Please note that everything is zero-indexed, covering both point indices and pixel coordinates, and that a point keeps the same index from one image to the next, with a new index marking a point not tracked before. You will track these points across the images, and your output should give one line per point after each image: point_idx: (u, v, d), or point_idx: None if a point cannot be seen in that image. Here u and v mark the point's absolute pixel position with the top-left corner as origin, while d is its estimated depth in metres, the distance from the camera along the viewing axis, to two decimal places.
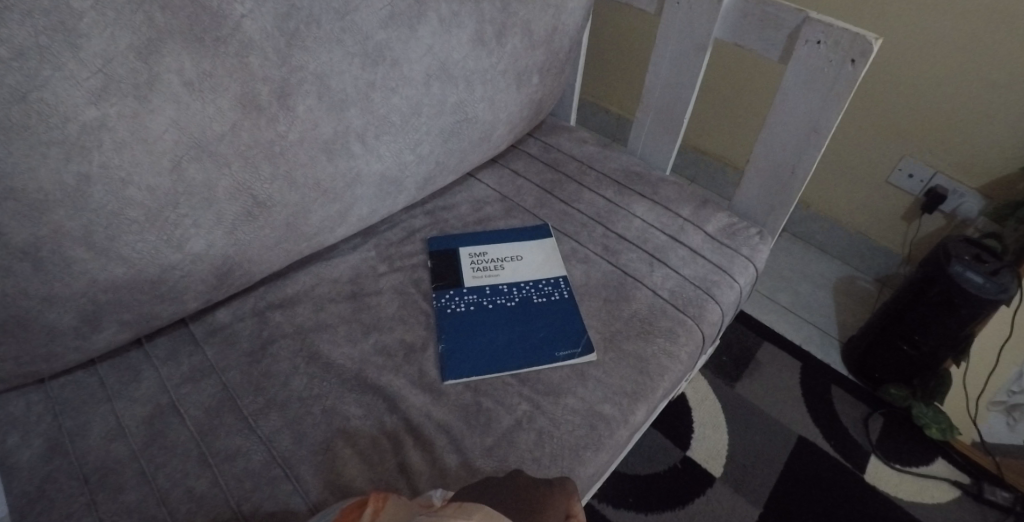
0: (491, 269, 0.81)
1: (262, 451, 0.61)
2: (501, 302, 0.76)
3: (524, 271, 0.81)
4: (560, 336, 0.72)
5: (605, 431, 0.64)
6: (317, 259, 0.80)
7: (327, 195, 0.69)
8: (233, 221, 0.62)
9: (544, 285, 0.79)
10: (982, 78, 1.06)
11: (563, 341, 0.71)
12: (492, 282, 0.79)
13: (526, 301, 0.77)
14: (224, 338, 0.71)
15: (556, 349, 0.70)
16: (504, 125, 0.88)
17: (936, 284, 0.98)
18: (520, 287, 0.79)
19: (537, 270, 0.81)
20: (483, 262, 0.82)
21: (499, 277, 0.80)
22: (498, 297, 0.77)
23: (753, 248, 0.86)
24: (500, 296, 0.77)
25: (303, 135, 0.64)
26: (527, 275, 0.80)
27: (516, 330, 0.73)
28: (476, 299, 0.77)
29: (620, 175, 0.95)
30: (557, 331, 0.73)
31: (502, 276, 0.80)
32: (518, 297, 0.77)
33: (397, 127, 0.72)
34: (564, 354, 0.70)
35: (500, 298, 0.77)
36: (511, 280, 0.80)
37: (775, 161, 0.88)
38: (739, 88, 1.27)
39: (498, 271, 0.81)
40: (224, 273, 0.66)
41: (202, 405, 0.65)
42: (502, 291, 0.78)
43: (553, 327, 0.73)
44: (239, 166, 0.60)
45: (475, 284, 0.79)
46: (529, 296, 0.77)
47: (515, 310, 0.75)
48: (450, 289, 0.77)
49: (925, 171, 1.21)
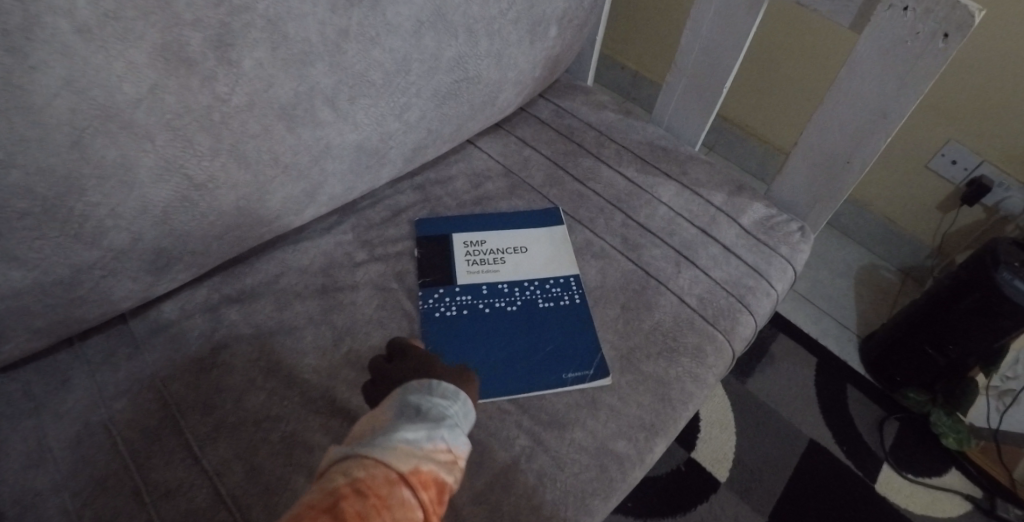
0: (489, 262, 0.69)
1: (208, 487, 0.51)
2: (500, 306, 0.65)
3: (528, 267, 0.69)
4: (568, 353, 0.61)
5: (617, 473, 0.54)
6: (283, 243, 0.68)
7: (288, 171, 0.56)
8: (163, 207, 0.49)
9: (551, 286, 0.67)
10: None
11: (572, 360, 0.61)
12: (490, 279, 0.67)
13: (530, 305, 0.65)
14: (170, 339, 0.60)
15: (564, 370, 0.60)
16: (511, 86, 0.74)
17: (976, 290, 0.88)
18: (523, 287, 0.67)
19: (544, 267, 0.69)
20: (480, 254, 0.69)
21: (499, 273, 0.68)
22: (496, 299, 0.65)
23: (792, 247, 0.74)
24: (499, 297, 0.65)
25: (254, 98, 0.50)
26: (531, 272, 0.68)
27: (517, 343, 0.62)
28: (470, 301, 0.65)
29: (645, 150, 0.81)
30: (566, 347, 0.62)
31: (502, 273, 0.68)
32: (520, 301, 0.65)
33: (378, 88, 0.58)
34: (573, 377, 0.59)
35: (499, 300, 0.65)
36: (512, 278, 0.68)
37: (828, 147, 0.75)
38: (794, 59, 1.12)
39: (498, 266, 0.69)
40: (159, 267, 0.53)
41: (139, 425, 0.54)
42: (502, 292, 0.66)
43: (560, 342, 0.62)
44: (167, 141, 0.46)
45: (470, 282, 0.67)
46: (534, 299, 0.66)
47: (517, 317, 0.64)
48: (440, 287, 0.66)
49: (970, 158, 1.08)
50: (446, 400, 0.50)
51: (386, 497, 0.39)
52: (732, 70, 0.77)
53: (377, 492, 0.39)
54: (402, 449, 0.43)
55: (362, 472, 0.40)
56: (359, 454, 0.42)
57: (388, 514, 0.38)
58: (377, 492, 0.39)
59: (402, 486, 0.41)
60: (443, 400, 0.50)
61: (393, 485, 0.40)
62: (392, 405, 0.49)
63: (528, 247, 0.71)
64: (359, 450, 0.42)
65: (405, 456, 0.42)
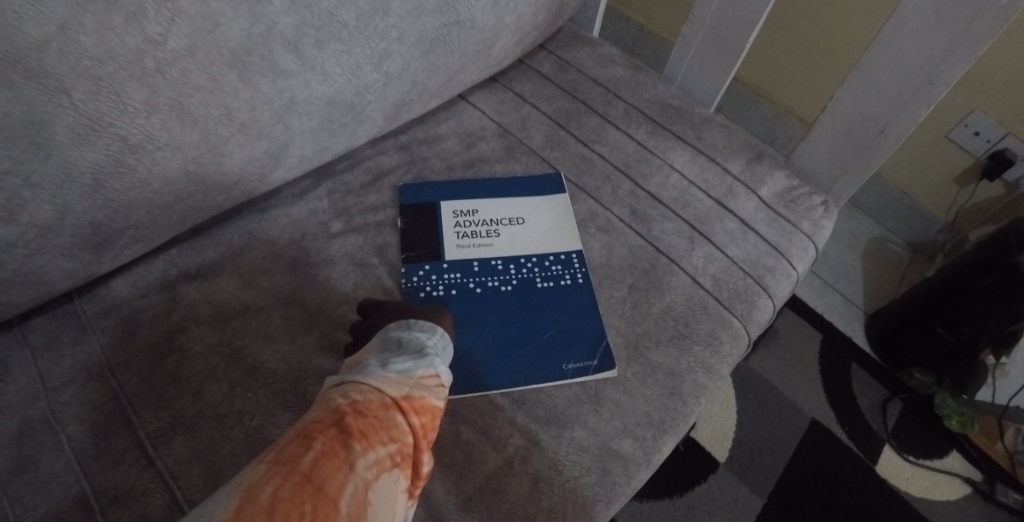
0: (481, 235, 0.62)
1: (164, 491, 0.45)
2: (493, 286, 0.58)
3: (525, 242, 0.62)
4: (569, 340, 0.55)
5: (620, 477, 0.49)
6: (250, 210, 0.60)
7: (246, 130, 0.48)
8: (93, 175, 0.41)
9: (551, 264, 0.60)
10: None
11: (574, 349, 0.55)
12: (482, 254, 0.60)
13: (527, 285, 0.58)
14: (121, 320, 0.53)
15: (565, 361, 0.54)
16: (509, 34, 0.65)
17: (994, 272, 0.82)
18: (519, 265, 0.60)
19: (544, 242, 0.62)
20: (471, 226, 0.62)
21: (493, 247, 0.61)
22: (488, 278, 0.58)
23: (815, 223, 0.68)
24: (492, 276, 0.59)
25: (195, 41, 0.41)
26: (528, 247, 0.61)
27: (512, 329, 0.55)
28: (459, 279, 0.58)
29: (656, 110, 0.73)
30: (567, 334, 0.56)
31: (496, 248, 0.61)
32: (516, 280, 0.59)
33: (351, 31, 0.49)
34: (574, 368, 0.53)
35: (492, 279, 0.58)
36: (507, 254, 0.60)
37: (860, 112, 0.68)
38: (822, 18, 1.02)
39: (491, 240, 0.61)
40: (97, 243, 0.46)
41: (86, 420, 0.48)
42: (495, 270, 0.59)
43: (560, 327, 0.56)
44: (89, 95, 0.38)
45: (459, 258, 0.60)
46: (531, 279, 0.59)
47: (512, 299, 0.57)
48: (425, 264, 0.59)
49: (994, 130, 1.01)
50: (426, 332, 0.49)
51: (384, 419, 0.41)
52: (758, 22, 0.68)
53: (375, 415, 0.41)
54: (395, 377, 0.43)
55: (359, 395, 0.42)
56: (355, 380, 0.43)
57: (385, 434, 0.40)
58: (374, 414, 0.40)
59: (397, 412, 0.42)
60: (423, 333, 0.49)
61: (388, 409, 0.41)
62: (378, 337, 0.48)
63: (526, 218, 0.64)
64: (355, 377, 0.43)
65: (397, 383, 0.43)
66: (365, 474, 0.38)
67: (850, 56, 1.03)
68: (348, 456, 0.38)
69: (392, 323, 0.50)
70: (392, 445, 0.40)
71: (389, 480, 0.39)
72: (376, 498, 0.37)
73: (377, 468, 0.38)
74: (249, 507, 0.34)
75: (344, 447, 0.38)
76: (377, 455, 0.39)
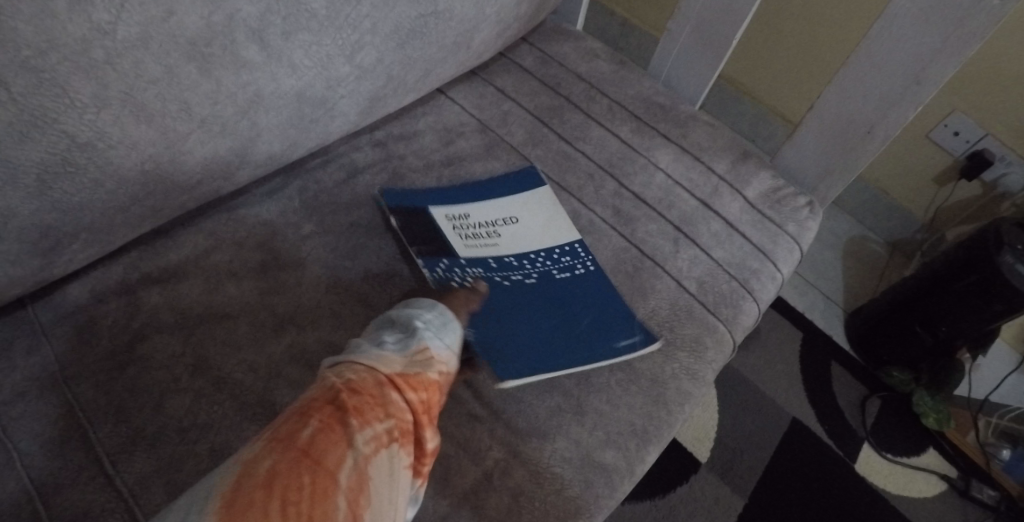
0: (483, 235, 0.59)
1: (123, 511, 0.42)
2: (516, 279, 0.56)
3: (528, 238, 0.60)
4: (606, 324, 0.55)
5: (603, 488, 0.47)
6: (216, 210, 0.57)
7: (207, 126, 0.45)
8: (37, 176, 0.38)
9: (560, 256, 0.59)
10: None
11: (617, 329, 0.55)
12: (492, 253, 0.58)
13: (546, 278, 0.57)
14: (76, 328, 0.49)
15: (613, 340, 0.54)
16: (490, 25, 0.62)
17: (975, 272, 0.83)
18: (533, 258, 0.58)
19: (548, 235, 0.60)
20: (471, 228, 0.59)
21: (499, 246, 0.59)
22: (511, 273, 0.57)
23: (800, 224, 0.67)
24: (511, 271, 0.57)
25: (148, 30, 0.38)
26: (534, 242, 0.59)
27: (553, 316, 0.55)
28: (481, 274, 0.56)
29: (641, 107, 0.71)
30: (604, 317, 0.55)
31: (502, 246, 0.59)
32: (536, 273, 0.57)
33: (321, 21, 0.46)
34: (626, 345, 0.54)
35: (514, 273, 0.57)
36: (518, 250, 0.59)
37: (847, 112, 0.67)
38: (809, 14, 1.02)
39: (497, 239, 0.59)
40: (46, 247, 0.42)
41: (36, 436, 0.44)
42: (511, 265, 0.57)
43: (592, 315, 0.55)
44: (29, 88, 0.35)
45: (473, 255, 0.57)
46: (549, 271, 0.58)
47: (536, 292, 0.56)
48: (444, 258, 0.56)
49: (974, 130, 1.03)
50: (422, 308, 0.46)
51: (381, 395, 0.38)
52: (745, 18, 0.67)
53: (373, 391, 0.37)
54: (391, 354, 0.41)
55: (353, 374, 0.38)
56: (349, 360, 0.40)
57: (382, 410, 0.37)
58: (370, 389, 0.37)
59: (396, 387, 0.39)
60: (419, 309, 0.46)
61: (385, 384, 0.38)
62: (374, 324, 0.46)
63: (519, 218, 0.61)
64: (349, 357, 0.40)
65: (394, 359, 0.40)
66: (364, 450, 0.35)
67: (836, 59, 1.04)
68: (345, 431, 0.35)
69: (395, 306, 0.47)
70: (391, 421, 0.37)
71: (389, 456, 0.36)
72: (377, 475, 0.34)
73: (376, 443, 0.35)
74: (243, 486, 0.31)
75: (341, 424, 0.35)
76: (375, 431, 0.36)
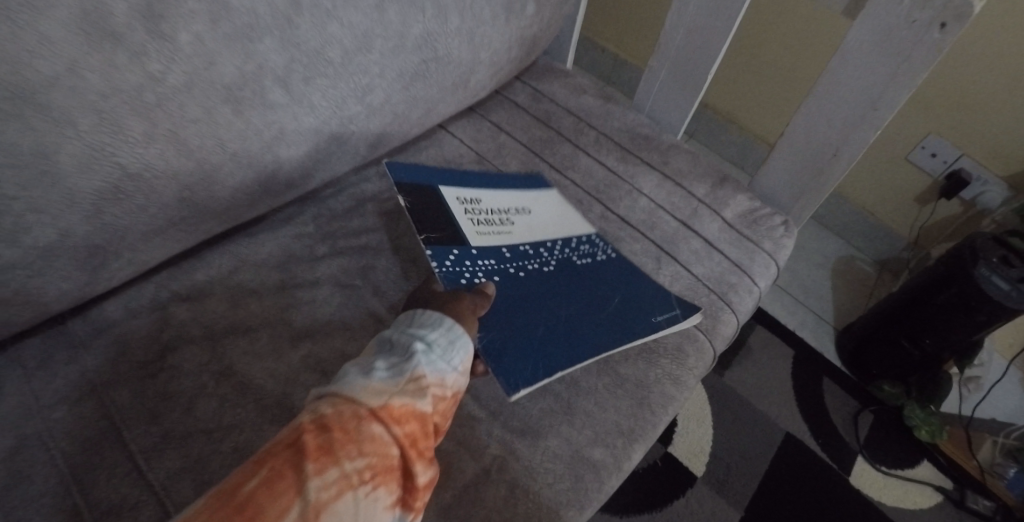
0: (497, 224, 0.65)
1: (155, 503, 0.47)
2: (534, 268, 0.62)
3: (544, 227, 0.66)
4: (637, 305, 0.62)
5: (593, 483, 0.51)
6: (237, 235, 0.63)
7: (238, 159, 0.51)
8: (93, 202, 0.44)
9: (579, 244, 0.66)
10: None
11: (655, 307, 0.62)
12: (507, 241, 0.63)
13: (565, 264, 0.63)
14: (112, 340, 0.55)
15: (653, 315, 0.61)
16: (484, 67, 0.70)
17: (952, 285, 0.88)
18: (550, 247, 0.64)
19: (557, 226, 0.67)
20: (484, 216, 0.65)
21: (513, 235, 0.64)
22: (527, 262, 0.62)
23: (775, 242, 0.72)
24: (527, 260, 0.62)
25: (192, 78, 0.44)
26: (549, 233, 0.66)
27: (575, 303, 0.60)
28: (495, 265, 0.60)
29: (625, 138, 0.78)
30: (638, 295, 0.62)
31: (516, 235, 0.65)
32: (554, 261, 0.63)
33: (337, 67, 0.53)
34: (664, 319, 0.61)
35: (530, 262, 0.62)
36: (531, 239, 0.64)
37: (815, 139, 0.73)
38: (781, 48, 1.13)
39: (508, 227, 0.65)
40: (94, 265, 0.48)
41: (77, 437, 0.49)
42: (526, 254, 0.63)
43: (621, 297, 0.62)
44: (92, 127, 0.41)
45: (484, 245, 0.61)
46: (569, 258, 0.64)
47: (555, 277, 0.62)
48: (454, 247, 0.59)
49: (950, 151, 1.09)
50: (426, 329, 0.48)
51: (354, 432, 0.40)
52: (717, 57, 0.74)
53: (343, 429, 0.40)
54: (374, 387, 0.43)
55: (328, 411, 0.41)
56: (331, 395, 0.43)
57: (353, 447, 0.39)
58: (340, 428, 0.40)
59: (372, 424, 0.41)
60: (421, 331, 0.48)
61: (358, 422, 0.40)
62: (377, 346, 0.49)
63: (532, 210, 0.68)
64: (332, 391, 0.43)
65: (374, 393, 0.42)
66: (320, 494, 0.37)
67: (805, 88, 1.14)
68: (297, 477, 0.37)
69: (416, 312, 0.51)
70: (361, 459, 0.39)
71: (352, 497, 0.37)
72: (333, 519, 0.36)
73: (338, 486, 0.37)
74: None
75: (297, 468, 0.38)
76: (340, 472, 0.38)
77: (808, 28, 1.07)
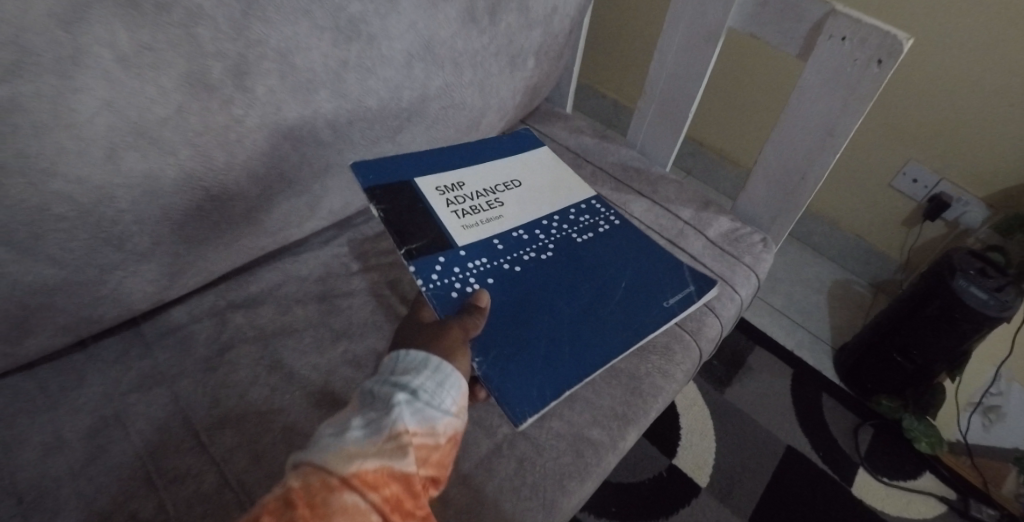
0: (486, 209, 0.71)
1: (216, 472, 0.55)
2: (531, 256, 0.69)
3: (544, 199, 0.76)
4: (641, 292, 0.69)
5: (592, 458, 0.59)
6: (283, 254, 0.74)
7: (292, 186, 0.63)
8: (181, 217, 0.55)
9: (579, 218, 0.75)
10: (991, 90, 1.03)
11: (663, 291, 0.69)
12: (499, 229, 0.70)
13: (568, 243, 0.72)
14: (180, 339, 0.64)
15: (666, 301, 0.68)
16: (494, 111, 0.82)
17: (936, 298, 0.94)
18: (553, 226, 0.73)
19: (549, 204, 0.75)
20: (473, 204, 0.71)
21: (503, 219, 0.71)
22: (520, 251, 0.69)
23: (755, 256, 0.81)
24: (519, 248, 0.69)
25: (264, 121, 0.56)
26: (551, 205, 0.75)
27: (578, 290, 0.67)
28: (488, 262, 0.66)
29: (619, 170, 0.89)
30: (640, 275, 0.71)
31: (506, 219, 0.72)
32: (552, 246, 0.71)
33: (374, 112, 0.65)
34: (673, 302, 0.68)
35: (524, 251, 0.69)
36: (524, 222, 0.72)
37: (785, 166, 0.83)
38: (748, 88, 1.30)
39: (497, 211, 0.72)
40: (174, 272, 0.59)
41: (151, 417, 0.58)
42: (519, 240, 0.70)
43: (627, 280, 0.69)
44: (187, 158, 0.52)
45: (470, 242, 0.67)
46: (569, 235, 0.73)
47: (554, 258, 0.70)
48: (442, 256, 0.64)
49: (929, 177, 1.18)
50: (408, 378, 0.51)
51: (321, 506, 0.41)
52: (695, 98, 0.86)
53: (312, 502, 0.41)
54: (348, 453, 0.45)
55: (297, 484, 0.43)
56: (304, 465, 0.45)
57: None
58: (308, 503, 0.41)
59: (344, 492, 0.42)
60: (405, 379, 0.51)
61: (326, 495, 0.42)
62: (360, 399, 0.51)
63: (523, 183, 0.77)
64: (306, 461, 0.45)
65: (347, 460, 0.44)
66: None
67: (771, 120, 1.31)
68: None
69: (402, 353, 0.54)
70: None
71: None
72: None
73: None
74: None
75: None
76: None
77: (768, 72, 1.25)
